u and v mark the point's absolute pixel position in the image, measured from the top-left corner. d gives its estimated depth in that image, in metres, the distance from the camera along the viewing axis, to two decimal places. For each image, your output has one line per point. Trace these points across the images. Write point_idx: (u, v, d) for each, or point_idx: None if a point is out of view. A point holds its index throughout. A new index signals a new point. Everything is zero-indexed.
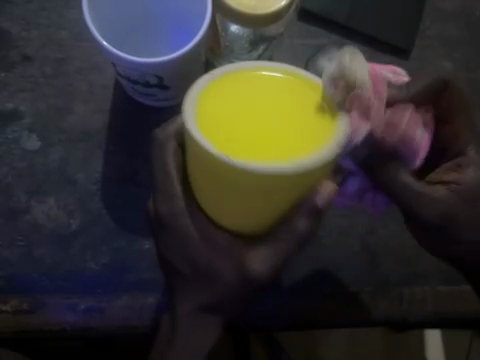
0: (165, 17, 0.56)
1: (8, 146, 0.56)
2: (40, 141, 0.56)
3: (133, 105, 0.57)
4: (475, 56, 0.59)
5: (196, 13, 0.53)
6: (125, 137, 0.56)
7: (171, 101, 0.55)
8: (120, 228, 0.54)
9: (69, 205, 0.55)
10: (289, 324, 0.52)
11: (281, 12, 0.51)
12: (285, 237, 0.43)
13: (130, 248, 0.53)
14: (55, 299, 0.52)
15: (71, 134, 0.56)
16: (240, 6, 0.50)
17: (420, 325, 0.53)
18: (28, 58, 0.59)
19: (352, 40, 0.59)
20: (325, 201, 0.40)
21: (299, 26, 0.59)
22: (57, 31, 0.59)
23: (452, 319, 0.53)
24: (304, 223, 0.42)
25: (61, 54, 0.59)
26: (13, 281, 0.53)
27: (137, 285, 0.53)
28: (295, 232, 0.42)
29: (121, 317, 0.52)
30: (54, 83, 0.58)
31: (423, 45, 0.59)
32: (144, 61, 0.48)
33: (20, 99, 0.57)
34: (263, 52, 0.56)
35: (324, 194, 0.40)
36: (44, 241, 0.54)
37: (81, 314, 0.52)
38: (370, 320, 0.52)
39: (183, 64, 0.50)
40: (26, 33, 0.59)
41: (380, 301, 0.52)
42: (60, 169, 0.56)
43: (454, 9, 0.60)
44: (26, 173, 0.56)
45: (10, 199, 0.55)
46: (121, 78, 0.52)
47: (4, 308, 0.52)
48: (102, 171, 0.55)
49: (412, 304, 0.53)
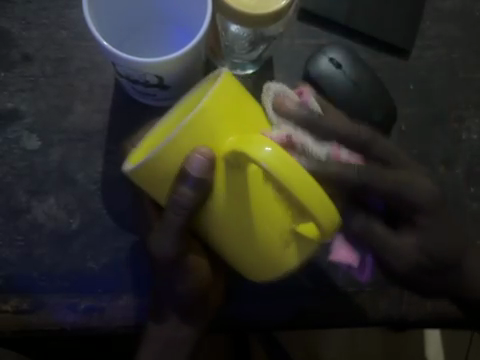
0: (163, 18, 0.56)
1: (8, 145, 0.56)
2: (41, 141, 0.56)
3: (134, 103, 0.57)
4: (475, 56, 0.59)
5: (196, 15, 0.53)
6: (125, 137, 0.56)
7: (172, 99, 0.55)
8: (121, 227, 0.54)
9: (69, 205, 0.55)
10: (289, 323, 0.52)
11: (281, 13, 0.51)
12: (175, 218, 0.44)
13: (129, 248, 0.53)
14: (56, 299, 0.52)
15: (71, 134, 0.57)
16: (240, 6, 0.50)
17: (421, 326, 0.53)
18: (28, 57, 0.58)
19: (352, 40, 0.59)
20: (198, 166, 0.41)
21: (299, 25, 0.59)
22: (58, 31, 0.59)
23: (452, 320, 0.53)
24: (188, 193, 0.42)
25: (61, 54, 0.58)
26: (13, 281, 0.53)
27: (137, 285, 0.53)
28: (178, 196, 0.43)
29: (120, 317, 0.52)
30: (54, 83, 0.58)
31: (423, 45, 0.59)
32: (143, 62, 0.48)
33: (20, 98, 0.57)
34: (263, 51, 0.57)
35: (198, 158, 0.41)
36: (44, 241, 0.54)
37: (81, 314, 0.52)
38: (371, 320, 0.52)
39: (182, 64, 0.49)
40: (27, 33, 0.59)
41: (380, 301, 0.52)
42: (60, 169, 0.56)
43: (454, 8, 0.60)
44: (26, 173, 0.56)
45: (10, 199, 0.55)
46: (121, 77, 0.52)
47: (5, 307, 0.52)
48: (102, 171, 0.55)
49: (412, 303, 0.53)
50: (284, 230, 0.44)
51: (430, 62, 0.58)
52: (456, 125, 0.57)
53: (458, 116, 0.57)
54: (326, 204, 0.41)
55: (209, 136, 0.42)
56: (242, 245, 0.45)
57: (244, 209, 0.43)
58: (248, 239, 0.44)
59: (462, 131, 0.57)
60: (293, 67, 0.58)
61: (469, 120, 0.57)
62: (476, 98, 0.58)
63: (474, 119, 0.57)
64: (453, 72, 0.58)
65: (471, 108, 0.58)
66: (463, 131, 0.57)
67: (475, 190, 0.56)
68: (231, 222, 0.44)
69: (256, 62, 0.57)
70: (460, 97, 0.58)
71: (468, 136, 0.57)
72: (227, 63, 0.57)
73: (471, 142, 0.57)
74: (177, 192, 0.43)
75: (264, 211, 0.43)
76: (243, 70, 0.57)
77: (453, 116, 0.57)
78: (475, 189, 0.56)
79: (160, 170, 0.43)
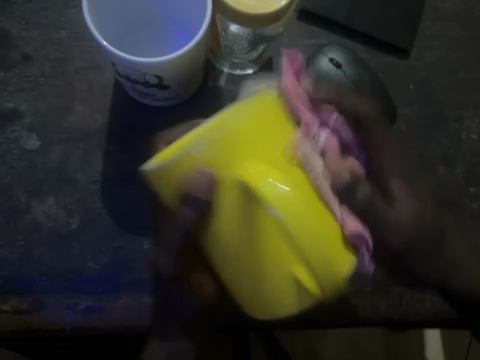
0: (164, 17, 0.56)
1: (8, 145, 0.56)
2: (40, 141, 0.56)
3: (134, 103, 0.57)
4: (474, 56, 0.59)
5: (196, 14, 0.53)
6: (125, 137, 0.56)
7: (172, 99, 0.55)
8: (121, 227, 0.54)
9: (69, 205, 0.55)
10: (288, 325, 0.51)
11: (280, 12, 0.51)
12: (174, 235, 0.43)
13: (129, 247, 0.53)
14: (56, 299, 0.52)
15: (71, 134, 0.56)
16: (239, 6, 0.50)
17: (421, 326, 0.53)
18: (27, 57, 0.58)
19: (352, 40, 0.59)
20: (199, 183, 0.36)
21: (299, 25, 0.59)
22: (58, 31, 0.59)
23: (452, 321, 0.52)
24: (190, 214, 0.39)
25: (61, 54, 0.58)
26: (13, 280, 0.53)
27: (137, 285, 0.53)
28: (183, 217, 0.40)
29: (121, 316, 0.52)
30: (54, 83, 0.58)
31: (423, 45, 0.59)
32: (144, 62, 0.48)
33: (20, 98, 0.57)
34: (263, 51, 0.57)
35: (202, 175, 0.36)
36: (44, 241, 0.54)
37: (81, 313, 0.52)
38: (371, 319, 0.52)
39: (182, 64, 0.49)
40: (26, 33, 0.59)
41: (380, 301, 0.52)
42: (60, 169, 0.56)
43: (454, 7, 0.60)
44: (26, 173, 0.56)
45: (10, 199, 0.55)
46: (121, 77, 0.52)
47: (4, 307, 0.52)
48: (102, 171, 0.55)
49: (412, 303, 0.52)
50: (291, 276, 0.36)
51: (430, 62, 0.58)
52: (456, 125, 0.57)
53: (458, 116, 0.57)
54: (328, 263, 0.34)
55: (230, 155, 0.36)
56: (239, 287, 0.41)
57: (255, 251, 0.37)
58: (254, 271, 0.38)
59: (462, 130, 0.57)
60: None
61: (469, 120, 0.57)
62: (476, 98, 0.58)
63: (474, 119, 0.57)
64: (452, 72, 0.58)
65: (471, 107, 0.58)
66: (463, 131, 0.57)
67: (475, 190, 0.55)
68: (241, 256, 0.38)
69: (256, 62, 0.58)
70: (460, 97, 0.58)
71: (467, 136, 0.57)
72: (227, 63, 0.57)
73: (471, 142, 0.57)
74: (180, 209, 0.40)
75: (267, 272, 0.37)
76: (243, 70, 0.57)
77: (453, 116, 0.57)
78: (475, 189, 0.56)
79: (174, 176, 0.38)
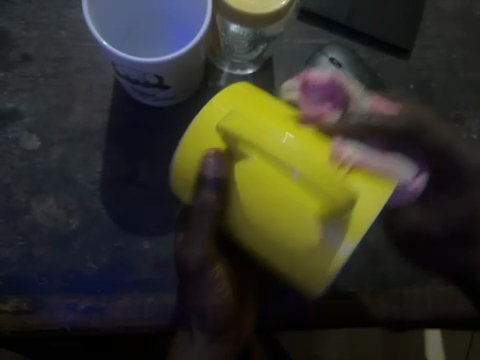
0: (165, 17, 0.56)
1: (8, 145, 0.56)
2: (40, 141, 0.56)
3: (134, 103, 0.57)
4: (474, 56, 0.59)
5: (196, 15, 0.53)
6: (125, 137, 0.56)
7: (172, 99, 0.55)
8: (120, 227, 0.54)
9: (69, 205, 0.55)
10: (288, 323, 0.52)
11: (281, 13, 0.51)
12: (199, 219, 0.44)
13: (129, 248, 0.53)
14: (55, 300, 0.52)
15: (71, 134, 0.56)
16: (239, 6, 0.50)
17: (421, 326, 0.53)
18: (27, 57, 0.58)
19: (353, 39, 0.59)
20: (205, 166, 0.42)
21: (299, 25, 0.59)
22: (57, 31, 0.59)
23: (452, 321, 0.52)
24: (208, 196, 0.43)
25: (60, 54, 0.58)
26: (13, 281, 0.53)
27: (138, 285, 0.52)
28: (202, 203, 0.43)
29: (122, 316, 0.51)
30: (54, 83, 0.58)
31: (424, 45, 0.59)
32: (144, 62, 0.47)
33: (20, 98, 0.57)
34: (263, 51, 0.57)
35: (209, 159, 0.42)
36: (44, 241, 0.54)
37: (81, 314, 0.51)
38: (370, 319, 0.52)
39: (182, 64, 0.49)
40: (26, 33, 0.59)
41: (380, 301, 0.52)
42: (60, 169, 0.56)
43: (454, 7, 0.60)
44: (26, 173, 0.56)
45: (10, 199, 0.55)
46: (121, 77, 0.52)
47: (4, 307, 0.52)
48: (102, 171, 0.55)
49: (412, 303, 0.52)
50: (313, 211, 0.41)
51: (430, 62, 0.58)
52: (457, 125, 0.57)
53: (458, 116, 0.57)
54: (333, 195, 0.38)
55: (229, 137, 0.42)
56: (274, 228, 0.42)
57: (284, 197, 0.41)
58: (288, 214, 0.41)
59: (463, 131, 0.57)
60: (294, 67, 0.57)
61: (469, 120, 0.57)
62: (476, 98, 0.58)
63: (474, 119, 0.57)
64: (452, 72, 0.58)
65: (472, 108, 0.57)
66: (464, 131, 0.57)
67: None
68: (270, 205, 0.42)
69: (257, 62, 0.57)
70: (460, 97, 0.58)
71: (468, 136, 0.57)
72: (227, 63, 0.57)
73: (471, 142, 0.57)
74: (200, 196, 0.43)
75: (272, 207, 0.42)
76: (243, 70, 0.57)
77: (453, 116, 0.57)
78: None
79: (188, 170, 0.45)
